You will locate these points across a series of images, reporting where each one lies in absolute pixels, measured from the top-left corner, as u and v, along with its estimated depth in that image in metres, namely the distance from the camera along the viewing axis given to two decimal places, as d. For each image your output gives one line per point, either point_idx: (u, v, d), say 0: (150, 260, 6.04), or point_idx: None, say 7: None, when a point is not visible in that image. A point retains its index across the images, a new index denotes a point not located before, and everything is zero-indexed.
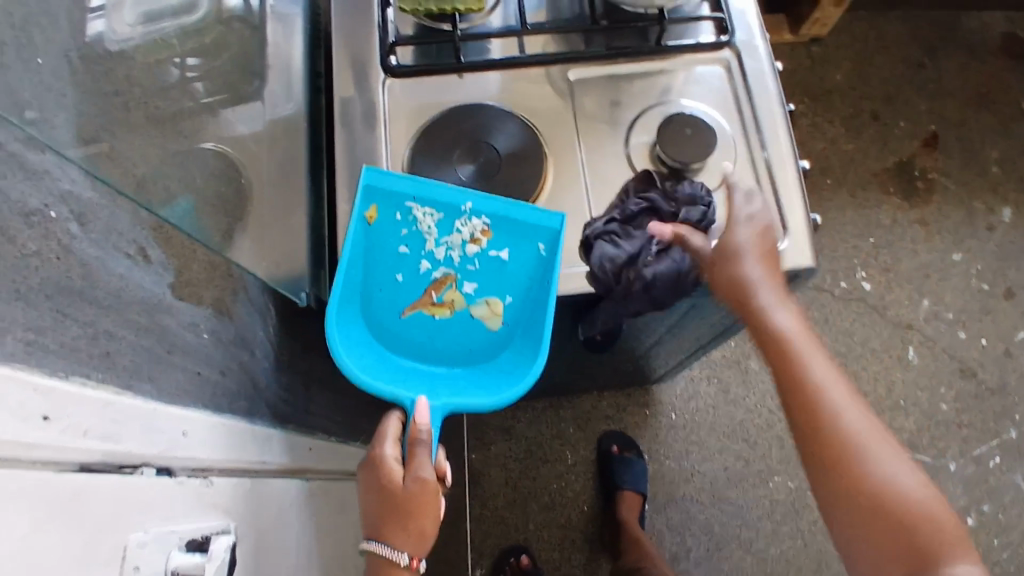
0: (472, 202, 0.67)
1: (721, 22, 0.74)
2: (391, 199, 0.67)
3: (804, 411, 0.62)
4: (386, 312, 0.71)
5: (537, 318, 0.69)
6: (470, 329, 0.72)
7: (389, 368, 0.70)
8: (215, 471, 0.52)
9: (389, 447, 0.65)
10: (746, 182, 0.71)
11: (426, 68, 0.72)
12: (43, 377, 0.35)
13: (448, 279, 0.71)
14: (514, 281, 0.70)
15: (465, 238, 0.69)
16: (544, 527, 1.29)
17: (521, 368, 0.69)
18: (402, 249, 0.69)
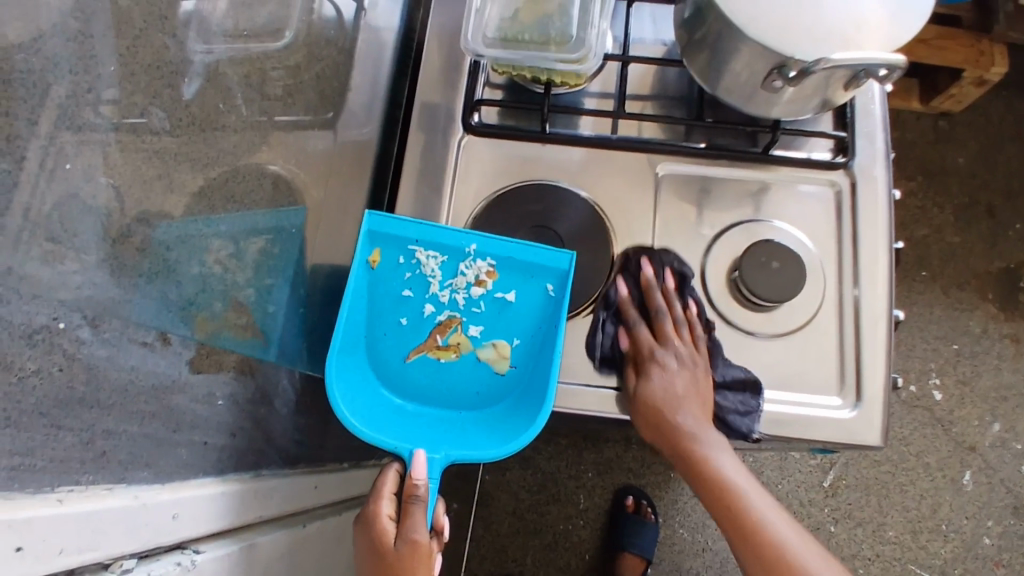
0: (476, 242, 0.63)
1: (841, 141, 0.67)
2: (394, 242, 0.64)
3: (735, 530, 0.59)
4: (390, 355, 0.67)
5: (545, 361, 0.63)
6: (477, 373, 0.67)
7: (389, 413, 0.65)
8: (203, 541, 0.50)
9: (385, 504, 0.62)
10: (827, 328, 0.63)
11: (506, 132, 0.68)
12: (25, 504, 0.33)
13: (453, 321, 0.66)
14: (523, 324, 0.66)
15: (470, 280, 0.65)
16: (541, 565, 1.26)
17: (528, 410, 0.63)
18: (406, 292, 0.66)
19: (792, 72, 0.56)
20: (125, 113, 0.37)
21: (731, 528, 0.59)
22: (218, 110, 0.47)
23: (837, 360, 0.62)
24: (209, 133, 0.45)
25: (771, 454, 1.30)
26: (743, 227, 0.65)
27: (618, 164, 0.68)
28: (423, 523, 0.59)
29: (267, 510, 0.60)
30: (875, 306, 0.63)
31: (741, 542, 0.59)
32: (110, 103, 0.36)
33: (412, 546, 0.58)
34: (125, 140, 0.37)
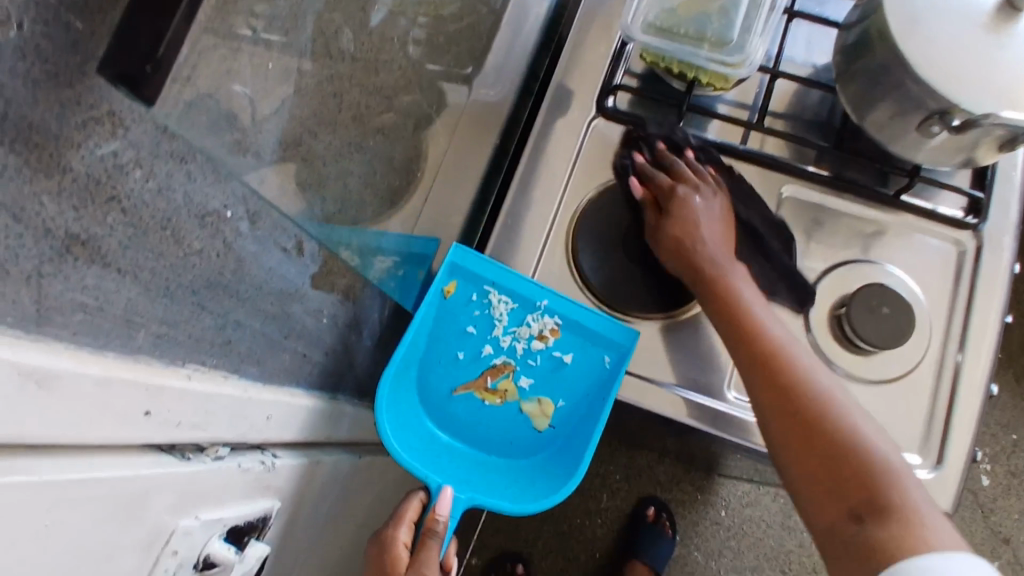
0: (549, 300, 0.64)
1: (975, 202, 0.65)
2: (473, 279, 0.65)
3: (734, 323, 0.57)
4: (439, 383, 0.68)
5: (585, 430, 0.65)
6: (516, 422, 0.68)
7: (427, 440, 0.67)
8: (280, 447, 0.52)
9: (403, 531, 0.62)
10: (920, 384, 0.62)
11: (637, 122, 0.67)
12: (161, 373, 0.34)
13: (506, 367, 0.68)
14: (573, 391, 0.67)
15: (532, 332, 0.66)
16: (550, 551, 1.27)
17: (559, 473, 0.65)
18: (469, 327, 0.67)
19: (956, 121, 0.54)
20: (323, 28, 0.38)
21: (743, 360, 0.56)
22: (388, 43, 0.48)
23: (924, 419, 0.61)
24: (378, 62, 0.47)
25: None
26: (843, 270, 0.64)
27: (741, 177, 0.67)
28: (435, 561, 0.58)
29: (335, 432, 0.62)
30: (975, 374, 0.61)
31: (788, 434, 0.53)
32: (314, 14, 0.37)
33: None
34: (318, 53, 0.38)
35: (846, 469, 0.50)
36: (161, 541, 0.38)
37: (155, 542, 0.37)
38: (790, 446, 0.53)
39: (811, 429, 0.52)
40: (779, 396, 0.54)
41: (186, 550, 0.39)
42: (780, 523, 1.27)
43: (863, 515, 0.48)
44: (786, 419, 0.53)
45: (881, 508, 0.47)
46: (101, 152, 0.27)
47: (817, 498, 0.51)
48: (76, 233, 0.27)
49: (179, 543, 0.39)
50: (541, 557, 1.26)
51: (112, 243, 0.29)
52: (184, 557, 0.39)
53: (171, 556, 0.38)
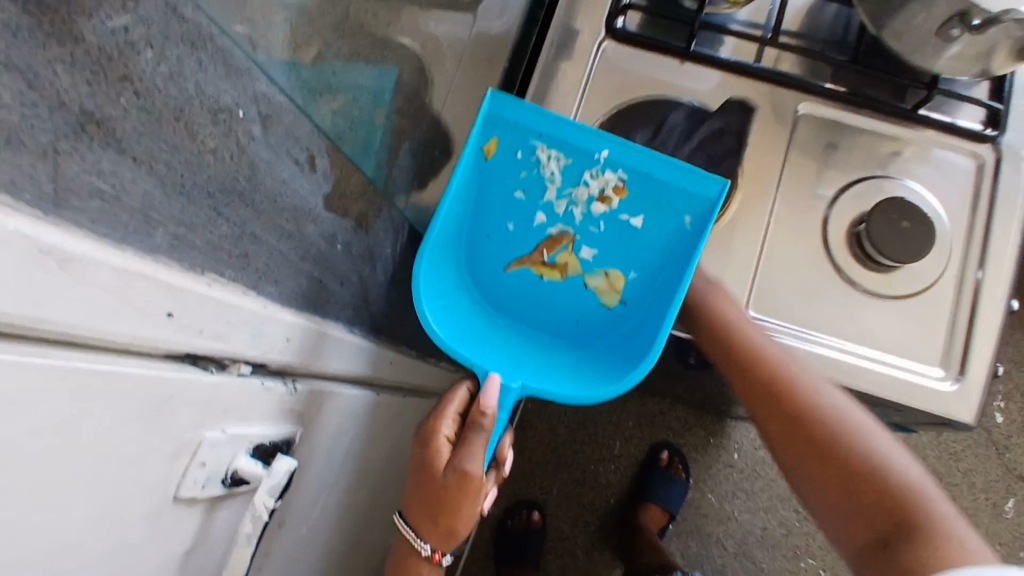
0: (607, 151, 0.62)
1: (995, 114, 0.63)
2: (520, 134, 0.63)
3: (733, 359, 0.58)
4: (491, 262, 0.69)
5: (658, 300, 0.65)
6: (581, 297, 0.69)
7: (484, 324, 0.68)
8: (301, 375, 0.52)
9: (445, 425, 0.64)
10: (940, 300, 0.61)
11: (648, 42, 0.66)
12: (181, 274, 0.34)
13: (564, 238, 0.68)
14: (641, 256, 0.66)
15: (592, 193, 0.65)
16: (565, 498, 1.28)
17: (630, 352, 0.65)
18: (519, 194, 0.66)
19: (976, 21, 0.53)
20: None
21: (751, 391, 0.57)
22: None
23: (945, 335, 0.61)
24: None
25: None
26: (862, 183, 0.63)
27: (754, 96, 0.65)
28: (479, 455, 0.58)
29: (352, 367, 0.62)
30: (996, 289, 0.61)
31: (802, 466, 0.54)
32: None
33: (459, 475, 0.58)
34: None
35: (866, 494, 0.50)
36: (188, 453, 0.38)
37: (183, 452, 0.37)
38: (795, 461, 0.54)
39: (813, 440, 0.53)
40: (790, 427, 0.55)
41: (213, 464, 0.40)
42: None
43: (887, 538, 0.47)
44: (807, 438, 0.54)
45: (910, 528, 0.45)
46: (112, 25, 0.26)
47: (829, 516, 0.52)
48: (91, 111, 0.26)
49: (206, 456, 0.39)
50: (555, 504, 1.28)
51: (126, 127, 0.28)
52: (211, 471, 0.40)
53: (199, 468, 0.39)
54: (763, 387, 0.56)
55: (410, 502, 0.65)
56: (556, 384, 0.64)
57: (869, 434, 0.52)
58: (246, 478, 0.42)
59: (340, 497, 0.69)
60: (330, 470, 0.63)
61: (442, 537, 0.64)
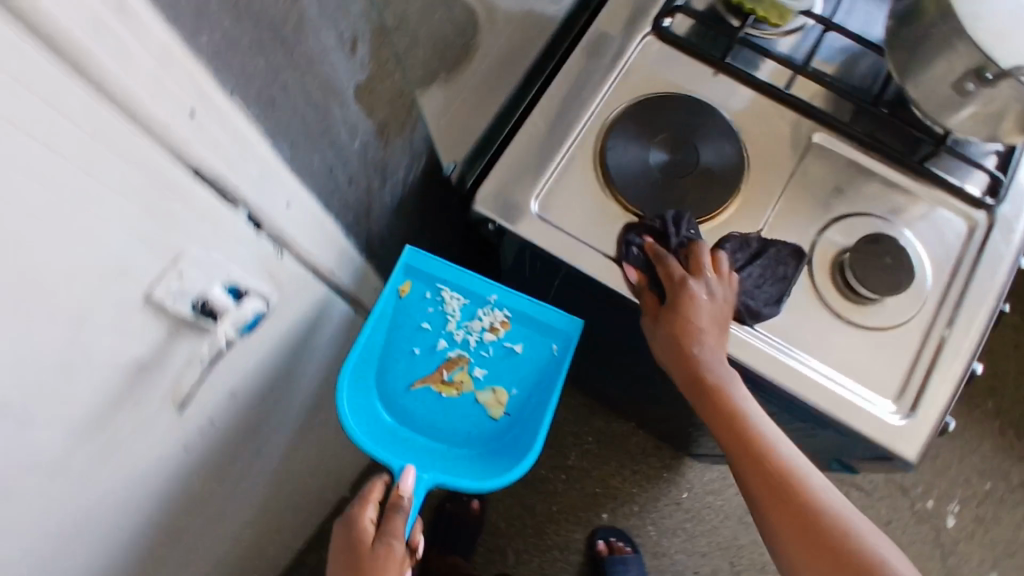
0: (496, 294, 0.73)
1: (997, 183, 0.67)
2: (425, 277, 0.74)
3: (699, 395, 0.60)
4: (396, 381, 0.76)
5: (536, 415, 0.73)
6: (472, 413, 0.76)
7: (389, 432, 0.73)
8: (295, 251, 0.55)
9: (369, 509, 0.68)
10: (905, 341, 0.63)
11: (688, 46, 0.70)
12: (210, 82, 0.37)
13: (461, 360, 0.76)
14: (521, 375, 0.75)
15: (484, 326, 0.75)
16: (509, 496, 1.28)
17: (515, 453, 0.72)
18: (425, 324, 0.75)
19: (990, 75, 0.56)
20: None
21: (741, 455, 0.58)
22: None
23: (903, 375, 0.62)
24: None
25: None
26: (843, 222, 0.66)
27: (775, 116, 0.69)
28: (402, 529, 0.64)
29: (338, 270, 0.64)
30: (962, 346, 0.62)
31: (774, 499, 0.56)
32: None
33: (387, 547, 0.63)
34: None
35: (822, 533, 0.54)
36: (171, 259, 0.41)
37: (168, 254, 0.40)
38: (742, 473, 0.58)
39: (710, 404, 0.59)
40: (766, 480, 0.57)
41: (190, 278, 0.42)
42: (738, 517, 1.28)
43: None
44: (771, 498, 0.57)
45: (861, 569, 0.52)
46: None
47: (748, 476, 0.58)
48: None
49: (186, 268, 0.42)
50: (493, 499, 1.28)
51: None
52: (187, 285, 0.42)
53: (177, 277, 0.42)
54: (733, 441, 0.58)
55: None
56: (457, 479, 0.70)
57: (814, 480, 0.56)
58: (215, 308, 0.44)
59: (285, 396, 0.71)
60: (288, 360, 0.66)
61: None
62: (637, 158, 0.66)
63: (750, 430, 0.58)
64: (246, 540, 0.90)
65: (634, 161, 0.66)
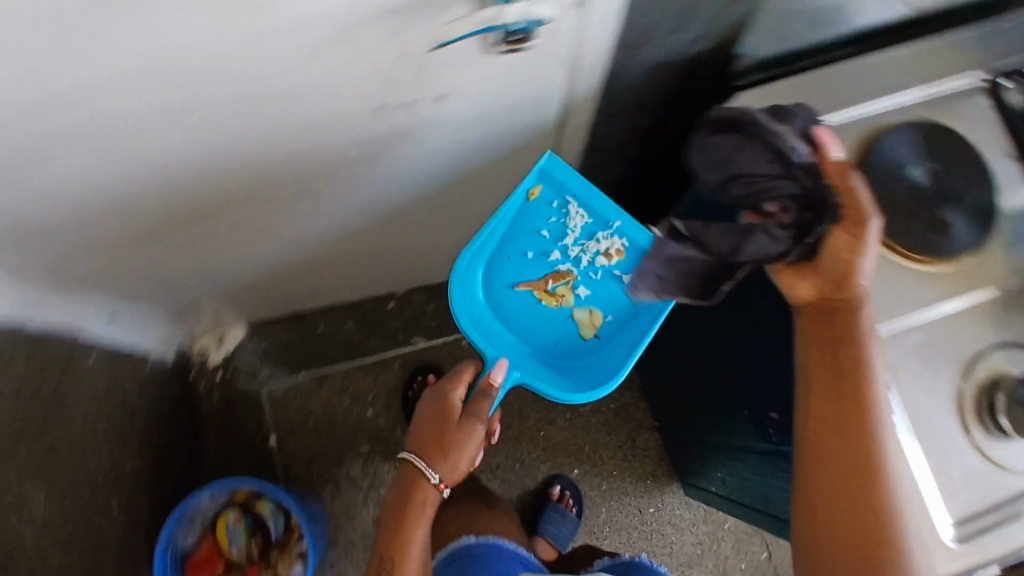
0: (620, 221, 0.81)
1: None
2: (558, 186, 0.80)
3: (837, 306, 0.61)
4: (507, 276, 0.87)
5: (630, 341, 0.85)
6: (567, 326, 0.88)
7: (488, 325, 0.88)
8: (590, 15, 0.55)
9: (460, 388, 0.86)
10: (999, 484, 0.61)
11: (1008, 112, 0.67)
12: None
13: (569, 276, 0.86)
14: (617, 304, 0.86)
15: (600, 249, 0.84)
16: (514, 396, 1.31)
17: (595, 376, 0.87)
18: (544, 232, 0.84)
19: None
20: None
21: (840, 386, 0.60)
22: None
23: (972, 508, 0.61)
24: None
25: (711, 567, 1.27)
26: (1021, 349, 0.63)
27: None
28: (484, 413, 0.82)
29: (585, 72, 0.65)
30: None
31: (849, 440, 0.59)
32: None
33: (473, 424, 0.81)
34: None
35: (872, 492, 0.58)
36: None
37: None
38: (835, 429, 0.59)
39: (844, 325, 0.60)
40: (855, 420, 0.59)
41: None
42: (678, 563, 1.27)
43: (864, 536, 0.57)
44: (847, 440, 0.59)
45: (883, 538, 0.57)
46: None
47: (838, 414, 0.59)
48: None
49: None
50: None
51: None
52: None
53: None
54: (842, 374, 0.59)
55: (416, 445, 0.84)
56: (539, 381, 0.85)
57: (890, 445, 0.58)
58: None
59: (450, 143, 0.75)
60: (481, 114, 0.68)
61: (436, 488, 0.81)
62: (901, 163, 0.65)
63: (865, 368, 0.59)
64: (324, 237, 0.98)
65: (897, 165, 0.65)
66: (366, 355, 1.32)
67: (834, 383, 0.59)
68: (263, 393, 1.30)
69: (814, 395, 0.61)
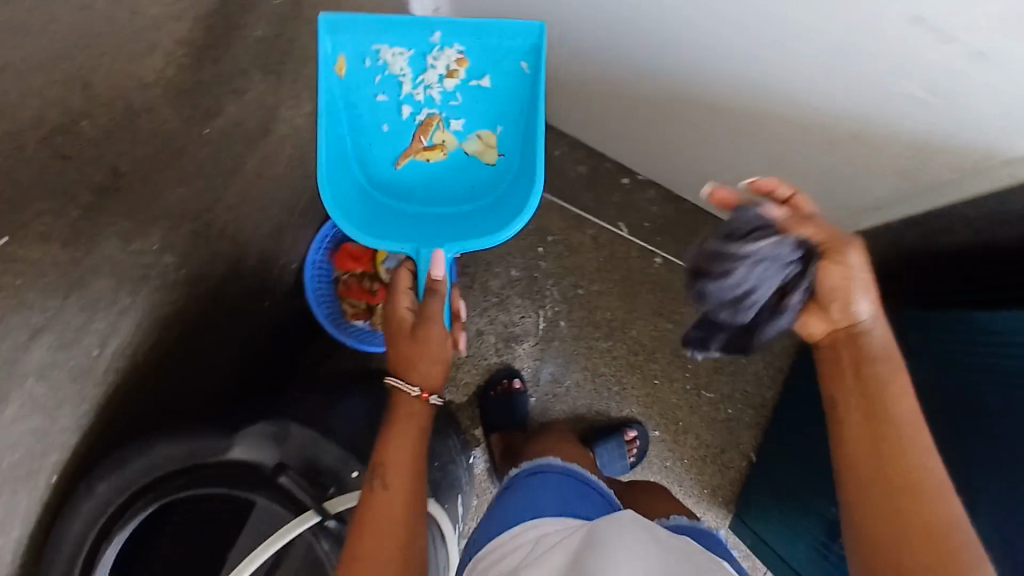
0: (444, 29, 0.74)
1: None
2: (368, 33, 0.75)
3: (855, 337, 0.58)
4: (382, 153, 0.81)
5: (527, 144, 0.79)
6: (471, 171, 0.82)
7: (393, 221, 0.80)
8: None
9: (402, 297, 0.76)
10: None
11: None
12: None
13: (433, 120, 0.80)
14: (506, 111, 0.79)
15: (446, 69, 0.78)
16: (660, 333, 1.29)
17: (525, 185, 0.79)
18: (381, 94, 0.79)
19: None
20: None
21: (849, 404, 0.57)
22: None
23: None
24: None
25: None
26: None
27: None
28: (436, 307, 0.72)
29: None
30: None
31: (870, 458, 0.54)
32: None
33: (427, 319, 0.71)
34: None
35: (912, 512, 0.51)
36: None
37: None
38: (859, 451, 0.55)
39: (860, 350, 0.58)
40: (870, 434, 0.55)
41: None
42: None
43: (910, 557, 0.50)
44: (874, 463, 0.54)
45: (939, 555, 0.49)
46: None
47: (856, 431, 0.55)
48: None
49: None
50: (656, 317, 1.29)
51: None
52: None
53: None
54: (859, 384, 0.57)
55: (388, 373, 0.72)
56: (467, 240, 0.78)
57: (915, 447, 0.53)
58: None
59: (914, 105, 0.66)
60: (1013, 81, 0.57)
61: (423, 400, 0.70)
62: None
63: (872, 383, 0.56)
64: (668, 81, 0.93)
65: None
66: (574, 206, 1.30)
67: (850, 407, 0.56)
68: None
69: (854, 419, 0.56)
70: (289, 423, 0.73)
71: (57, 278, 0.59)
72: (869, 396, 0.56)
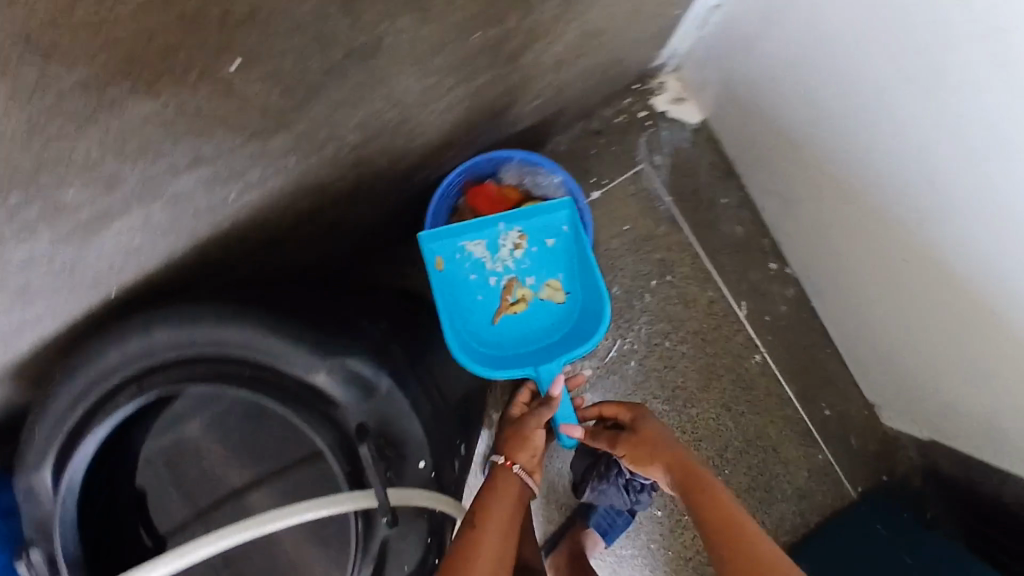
0: (502, 220, 0.90)
1: None
2: (449, 241, 0.89)
3: (696, 492, 0.74)
4: (480, 320, 0.90)
5: (587, 277, 0.90)
6: (546, 312, 0.91)
7: (502, 363, 0.88)
8: None
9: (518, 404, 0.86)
10: None
11: None
12: None
13: (513, 281, 0.91)
14: (558, 264, 0.92)
15: (509, 246, 0.91)
16: (717, 424, 1.19)
17: (593, 308, 0.89)
18: (472, 276, 0.90)
19: None
20: None
21: (710, 526, 0.71)
22: None
23: None
24: None
25: None
26: None
27: None
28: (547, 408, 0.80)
29: None
30: None
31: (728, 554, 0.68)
32: None
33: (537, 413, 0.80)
34: None
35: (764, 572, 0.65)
36: None
37: None
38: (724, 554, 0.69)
39: (701, 494, 0.74)
40: (727, 539, 0.69)
41: None
42: None
43: None
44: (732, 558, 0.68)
45: None
46: None
47: (719, 542, 0.70)
48: None
49: None
50: (722, 409, 1.19)
51: None
52: None
53: None
54: (708, 515, 0.72)
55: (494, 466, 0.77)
56: (559, 360, 0.88)
57: (754, 538, 0.69)
58: None
59: None
60: None
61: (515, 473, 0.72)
62: None
63: (712, 508, 0.72)
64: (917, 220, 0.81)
65: None
66: (710, 259, 1.20)
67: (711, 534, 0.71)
68: (640, 166, 1.20)
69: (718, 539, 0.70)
70: (385, 376, 0.64)
71: (253, 118, 0.49)
72: (711, 517, 0.72)
